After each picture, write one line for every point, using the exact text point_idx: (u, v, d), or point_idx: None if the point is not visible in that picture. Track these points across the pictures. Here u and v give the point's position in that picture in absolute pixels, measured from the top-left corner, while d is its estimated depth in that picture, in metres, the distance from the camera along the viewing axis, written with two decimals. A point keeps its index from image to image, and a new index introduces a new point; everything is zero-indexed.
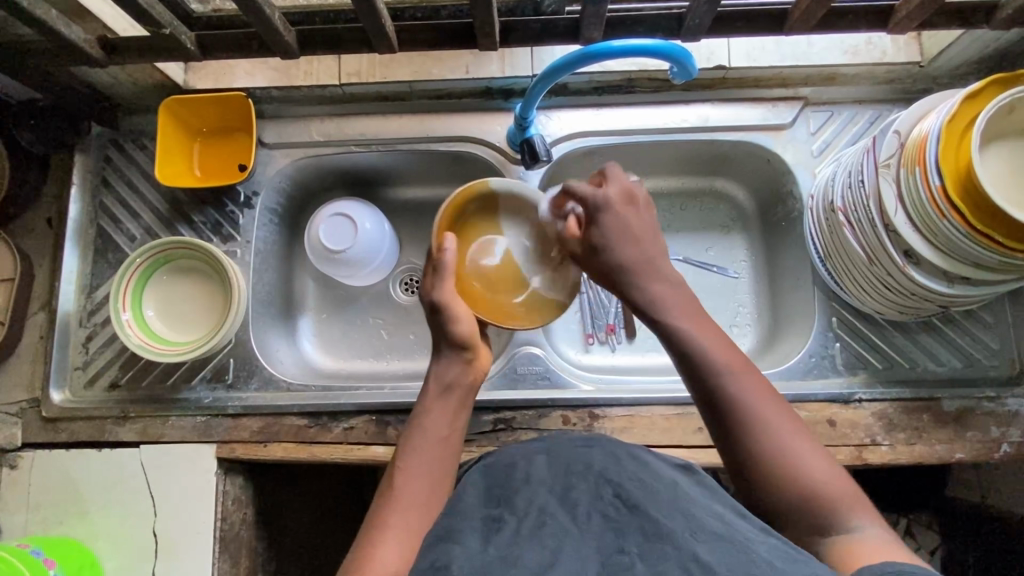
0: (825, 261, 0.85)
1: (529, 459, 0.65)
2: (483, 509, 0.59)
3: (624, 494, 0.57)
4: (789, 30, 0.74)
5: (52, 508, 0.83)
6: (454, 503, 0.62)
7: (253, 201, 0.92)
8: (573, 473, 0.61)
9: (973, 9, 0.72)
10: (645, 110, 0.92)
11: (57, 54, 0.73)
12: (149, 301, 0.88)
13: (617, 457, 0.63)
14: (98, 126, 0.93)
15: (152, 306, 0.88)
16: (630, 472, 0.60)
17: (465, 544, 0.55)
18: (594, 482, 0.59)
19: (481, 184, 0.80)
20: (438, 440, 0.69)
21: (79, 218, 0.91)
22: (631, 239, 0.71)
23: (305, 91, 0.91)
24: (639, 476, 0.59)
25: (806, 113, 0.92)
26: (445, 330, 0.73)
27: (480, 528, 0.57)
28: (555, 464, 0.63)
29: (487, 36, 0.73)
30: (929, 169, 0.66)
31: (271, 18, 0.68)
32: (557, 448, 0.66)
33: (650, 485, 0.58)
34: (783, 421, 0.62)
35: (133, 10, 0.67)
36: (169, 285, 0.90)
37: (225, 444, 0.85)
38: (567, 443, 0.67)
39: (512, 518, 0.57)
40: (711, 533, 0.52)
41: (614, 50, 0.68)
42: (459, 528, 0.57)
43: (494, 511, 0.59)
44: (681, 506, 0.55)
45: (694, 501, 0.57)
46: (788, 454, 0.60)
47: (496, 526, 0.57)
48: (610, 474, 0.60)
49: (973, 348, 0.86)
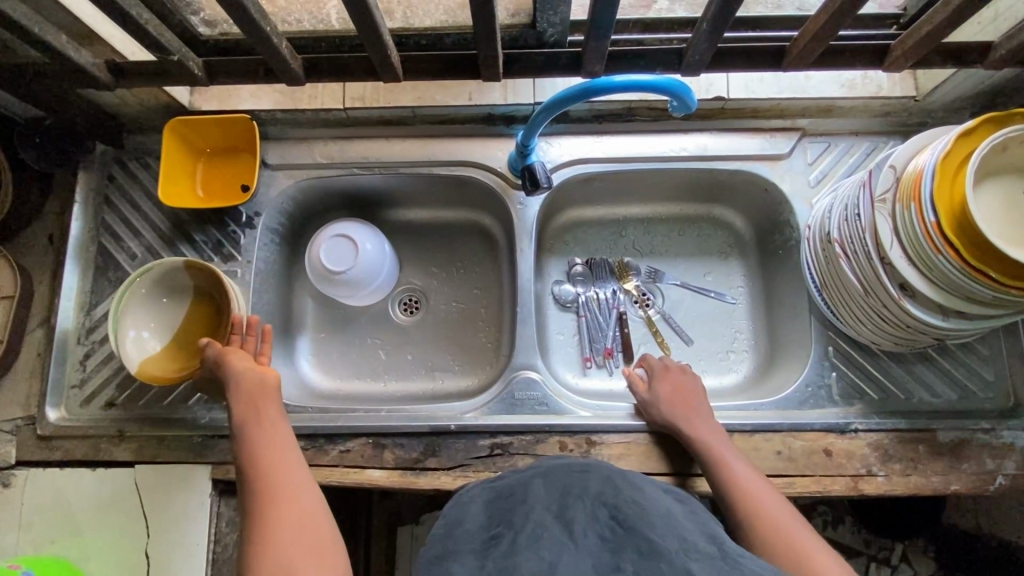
0: (821, 291, 0.86)
1: (526, 484, 0.64)
2: (481, 533, 0.59)
3: (619, 513, 0.57)
4: (787, 66, 0.76)
5: (41, 528, 0.83)
6: (452, 524, 0.62)
7: (254, 221, 0.93)
8: (568, 494, 0.60)
9: (967, 49, 0.74)
10: (644, 139, 0.93)
11: (64, 76, 0.74)
12: (128, 323, 0.84)
13: (611, 481, 0.62)
14: (101, 145, 0.94)
15: (130, 328, 0.85)
16: (625, 494, 0.60)
17: (463, 561, 0.55)
18: (589, 503, 0.58)
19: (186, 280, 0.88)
20: (295, 524, 0.66)
21: (80, 235, 0.92)
22: (678, 394, 0.84)
23: (309, 114, 0.92)
24: (633, 497, 0.59)
25: (803, 144, 0.93)
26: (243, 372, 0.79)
27: (479, 543, 0.57)
28: (552, 485, 0.62)
29: (491, 67, 0.74)
30: (924, 205, 0.67)
31: (278, 46, 0.69)
32: (554, 472, 0.66)
33: (645, 508, 0.58)
34: (795, 528, 0.67)
35: (143, 37, 0.69)
36: (147, 303, 0.87)
37: (221, 465, 0.85)
38: (562, 470, 0.66)
39: (509, 532, 0.56)
40: (706, 552, 0.52)
41: (616, 84, 0.69)
42: (456, 549, 0.57)
43: (493, 530, 0.58)
44: (675, 527, 0.56)
45: (688, 524, 0.57)
46: (778, 524, 0.68)
47: (494, 542, 0.56)
48: (605, 495, 0.59)
49: (968, 380, 0.86)
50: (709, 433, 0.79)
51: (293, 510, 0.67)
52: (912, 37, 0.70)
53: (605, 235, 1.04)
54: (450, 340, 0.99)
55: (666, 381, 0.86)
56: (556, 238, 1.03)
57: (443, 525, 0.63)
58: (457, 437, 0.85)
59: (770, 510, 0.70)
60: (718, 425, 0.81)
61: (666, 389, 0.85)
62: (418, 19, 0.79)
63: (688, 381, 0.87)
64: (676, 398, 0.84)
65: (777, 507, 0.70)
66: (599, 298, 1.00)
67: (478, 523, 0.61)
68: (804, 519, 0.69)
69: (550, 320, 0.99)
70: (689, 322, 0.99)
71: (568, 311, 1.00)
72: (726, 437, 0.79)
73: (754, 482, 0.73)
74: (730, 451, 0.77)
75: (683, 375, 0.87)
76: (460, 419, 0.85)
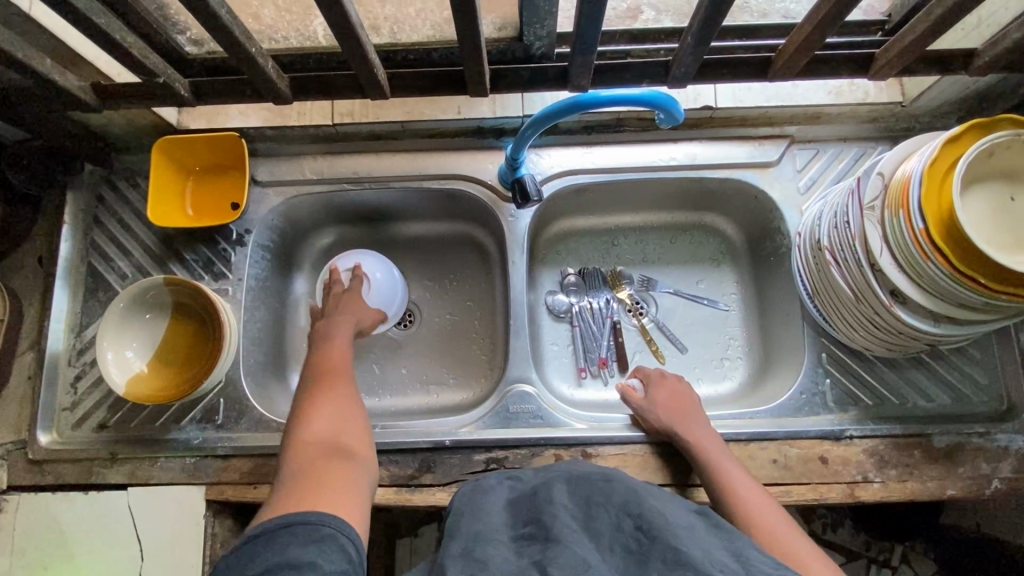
0: (813, 298, 0.86)
1: (549, 485, 0.62)
2: (509, 530, 0.57)
3: (645, 527, 0.54)
4: (773, 76, 0.76)
5: (35, 553, 0.81)
6: (477, 515, 0.60)
7: (244, 238, 0.92)
8: (593, 501, 0.59)
9: (953, 56, 0.74)
10: (634, 149, 0.93)
11: (51, 101, 0.73)
12: (108, 345, 0.84)
13: (635, 491, 0.59)
14: (90, 166, 0.93)
15: (110, 349, 0.84)
16: (648, 502, 0.57)
17: (498, 553, 0.53)
18: (614, 516, 0.57)
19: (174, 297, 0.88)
20: (333, 385, 0.74)
21: (69, 256, 0.91)
22: (670, 400, 0.84)
23: (298, 131, 0.92)
24: (657, 510, 0.56)
25: (792, 151, 0.93)
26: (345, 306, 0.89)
27: (507, 537, 0.56)
28: (576, 492, 0.61)
29: (478, 83, 0.74)
30: (912, 212, 0.67)
31: (264, 66, 0.69)
32: (579, 477, 0.63)
33: (670, 521, 0.55)
34: (788, 530, 0.67)
35: (129, 61, 0.69)
36: (129, 323, 0.86)
37: (214, 486, 0.84)
38: (584, 476, 0.63)
39: (539, 530, 0.55)
40: (730, 566, 0.50)
41: (603, 99, 0.70)
42: (487, 534, 0.56)
43: (522, 529, 0.57)
44: (700, 539, 0.53)
45: (712, 540, 0.54)
46: (775, 527, 0.67)
47: (525, 541, 0.55)
48: (630, 506, 0.57)
49: (961, 384, 0.86)
50: (705, 439, 0.79)
51: (334, 376, 0.76)
52: (895, 45, 0.71)
53: (598, 244, 1.04)
54: (444, 353, 0.99)
55: (661, 388, 0.87)
56: (549, 248, 1.03)
57: (467, 513, 0.61)
58: (452, 453, 0.85)
59: (765, 516, 0.69)
60: (714, 430, 0.81)
61: (661, 395, 0.86)
62: (405, 35, 0.77)
63: (679, 386, 0.87)
64: (670, 403, 0.84)
65: (773, 514, 0.69)
66: (594, 308, 1.00)
67: (503, 521, 0.59)
68: (799, 525, 0.68)
69: (545, 331, 0.99)
70: (682, 330, 0.99)
71: (562, 321, 1.00)
72: (722, 445, 0.79)
73: (749, 489, 0.72)
74: (727, 458, 0.77)
75: (675, 381, 0.88)
76: (455, 434, 0.85)
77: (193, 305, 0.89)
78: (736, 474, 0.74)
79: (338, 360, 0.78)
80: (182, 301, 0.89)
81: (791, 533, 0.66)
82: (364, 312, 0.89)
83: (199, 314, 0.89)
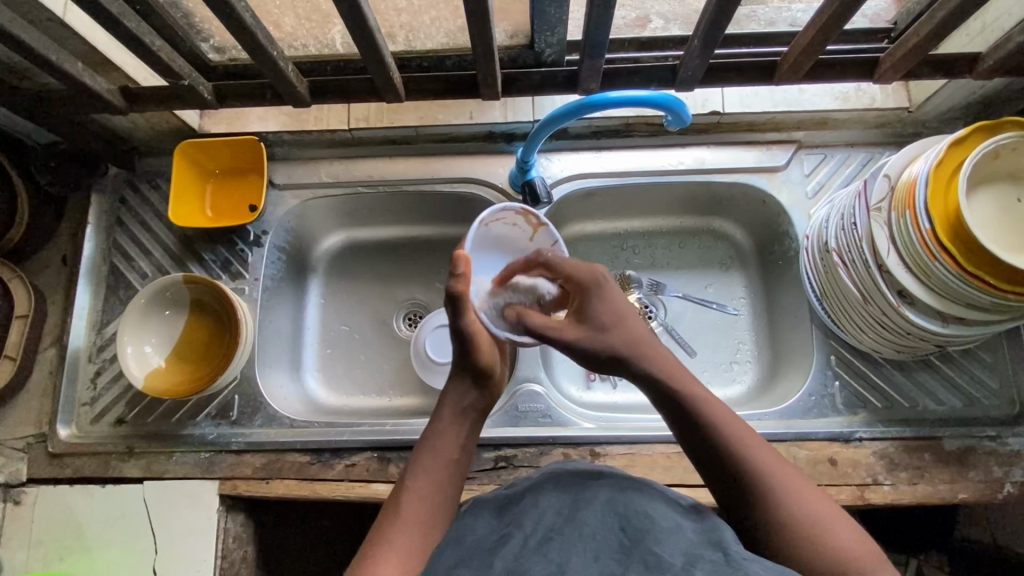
0: (821, 300, 0.87)
1: (536, 488, 0.61)
2: (492, 532, 0.57)
3: (629, 525, 0.54)
4: (778, 80, 0.78)
5: (51, 545, 0.83)
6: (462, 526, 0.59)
7: (261, 239, 0.95)
8: (580, 500, 0.58)
9: (957, 60, 0.75)
10: (643, 154, 0.95)
11: (82, 103, 0.77)
12: (128, 338, 0.86)
13: (622, 488, 0.59)
14: (115, 168, 0.96)
15: (130, 343, 0.86)
16: (635, 502, 0.57)
17: (474, 564, 0.53)
18: (601, 511, 0.56)
19: (196, 290, 0.90)
20: (418, 511, 0.61)
21: (93, 255, 0.94)
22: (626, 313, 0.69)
23: (314, 135, 0.95)
24: (644, 507, 0.56)
25: (800, 156, 0.94)
26: (467, 356, 0.70)
27: (489, 543, 0.55)
28: (562, 492, 0.59)
29: (491, 86, 0.76)
30: (918, 213, 0.68)
31: (285, 70, 0.72)
32: (565, 477, 0.62)
33: (656, 518, 0.55)
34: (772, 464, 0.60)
35: (155, 63, 0.72)
36: (149, 318, 0.89)
37: (228, 480, 0.86)
38: (572, 477, 0.62)
39: (519, 533, 0.55)
40: (711, 560, 0.50)
41: (611, 100, 0.72)
42: (468, 552, 0.55)
43: (503, 530, 0.56)
44: (685, 538, 0.53)
45: (695, 534, 0.54)
46: (799, 502, 0.58)
47: (503, 542, 0.54)
48: (617, 504, 0.56)
49: (972, 388, 0.86)
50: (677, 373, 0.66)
51: (426, 497, 0.62)
52: (899, 50, 0.72)
53: (607, 247, 1.05)
54: None
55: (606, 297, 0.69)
56: None
57: (453, 528, 0.60)
58: None
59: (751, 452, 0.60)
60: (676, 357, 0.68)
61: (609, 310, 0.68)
62: (420, 43, 0.80)
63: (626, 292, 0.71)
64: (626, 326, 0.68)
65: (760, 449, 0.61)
66: None
67: (489, 527, 0.58)
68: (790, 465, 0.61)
69: None
70: (692, 334, 0.99)
71: None
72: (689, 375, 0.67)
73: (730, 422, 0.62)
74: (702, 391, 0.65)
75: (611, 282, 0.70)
76: None
77: (210, 301, 0.91)
78: (728, 428, 0.61)
79: (437, 479, 0.64)
80: (202, 296, 0.91)
81: (826, 514, 0.57)
82: (489, 352, 0.71)
83: (216, 309, 0.91)
